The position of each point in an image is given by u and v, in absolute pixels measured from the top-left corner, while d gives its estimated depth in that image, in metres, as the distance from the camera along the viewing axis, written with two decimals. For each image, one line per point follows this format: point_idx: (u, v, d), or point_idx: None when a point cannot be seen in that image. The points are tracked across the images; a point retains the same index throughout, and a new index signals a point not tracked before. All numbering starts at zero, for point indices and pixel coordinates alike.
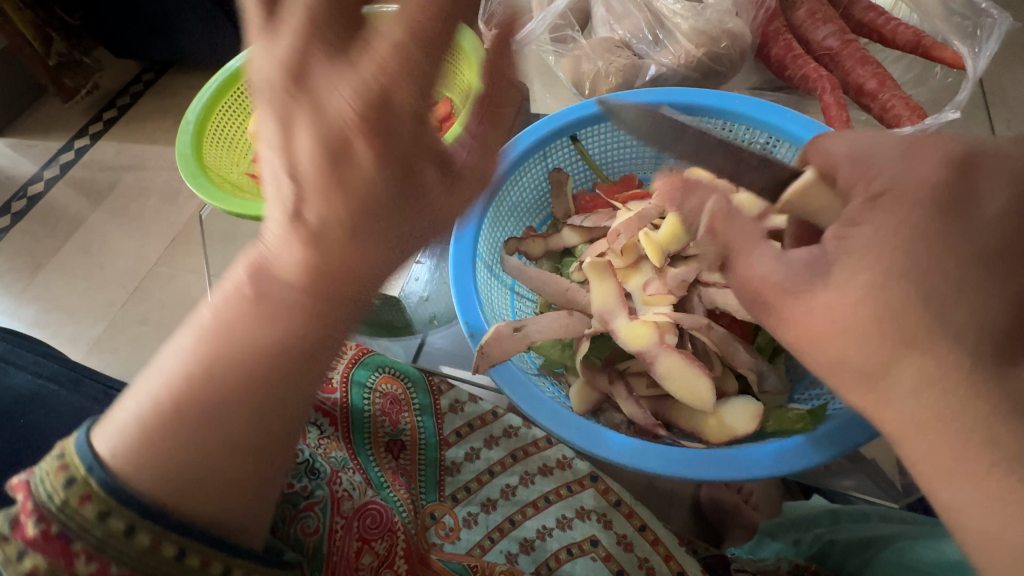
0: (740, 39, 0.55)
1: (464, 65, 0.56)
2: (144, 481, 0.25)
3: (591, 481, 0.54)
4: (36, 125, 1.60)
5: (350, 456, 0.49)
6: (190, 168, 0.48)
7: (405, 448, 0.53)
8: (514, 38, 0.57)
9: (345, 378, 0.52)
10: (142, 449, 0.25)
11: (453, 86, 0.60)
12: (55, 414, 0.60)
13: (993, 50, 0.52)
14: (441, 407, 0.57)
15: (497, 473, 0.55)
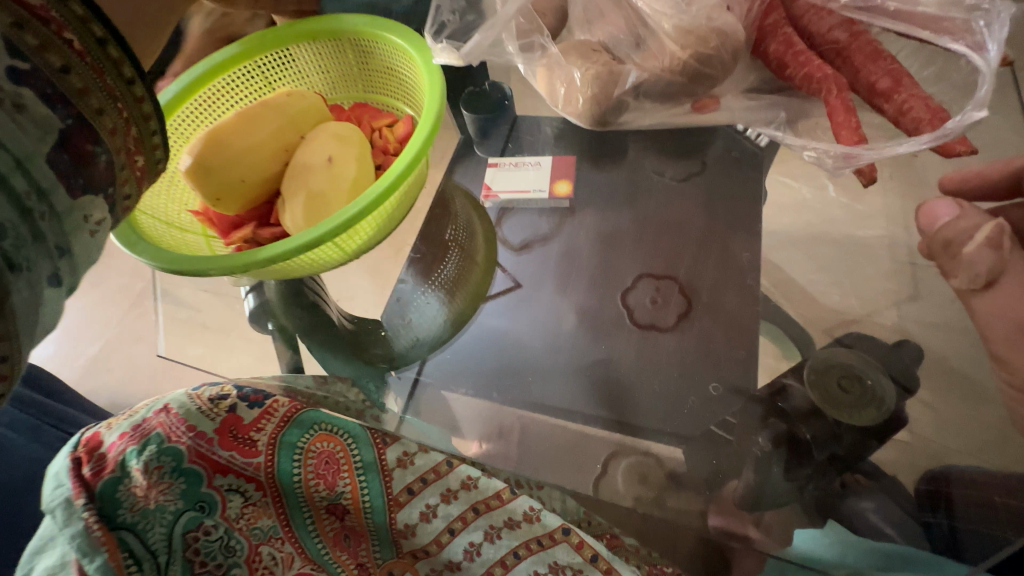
0: (733, 36, 0.48)
1: (421, 84, 0.53)
2: None
3: (563, 535, 0.54)
4: None
5: (281, 523, 0.52)
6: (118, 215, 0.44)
7: (349, 514, 0.54)
8: (462, 53, 0.51)
9: (273, 439, 0.51)
10: None
11: (413, 102, 0.55)
12: (11, 466, 0.58)
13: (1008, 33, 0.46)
14: (388, 462, 0.55)
15: (458, 530, 0.55)
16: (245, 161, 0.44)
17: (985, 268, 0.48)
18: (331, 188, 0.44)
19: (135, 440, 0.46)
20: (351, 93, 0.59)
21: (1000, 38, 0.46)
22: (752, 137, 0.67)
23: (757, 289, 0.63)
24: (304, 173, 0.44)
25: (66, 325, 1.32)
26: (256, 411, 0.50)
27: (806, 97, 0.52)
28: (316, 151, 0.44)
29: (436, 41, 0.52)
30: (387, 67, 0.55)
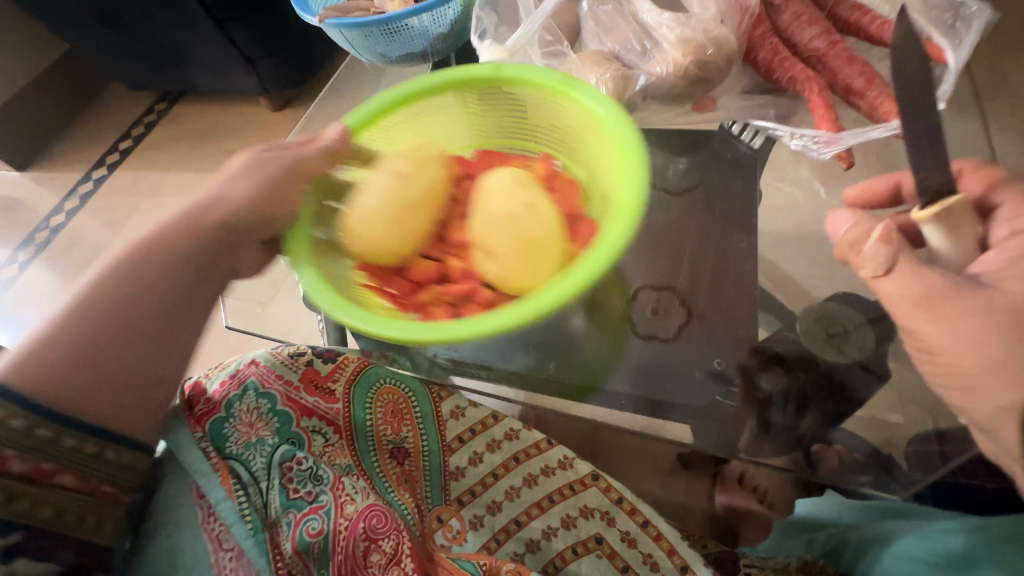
0: (727, 45, 0.56)
1: (563, 107, 0.57)
2: (47, 372, 0.39)
3: (593, 480, 0.59)
4: (58, 159, 1.75)
5: (355, 463, 0.56)
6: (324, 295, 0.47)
7: (410, 455, 0.60)
8: (505, 49, 0.59)
9: (347, 389, 0.58)
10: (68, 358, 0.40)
11: (565, 143, 0.62)
12: None
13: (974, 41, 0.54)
14: (443, 412, 0.62)
15: (501, 475, 0.60)
16: (492, 198, 0.52)
17: (883, 255, 0.44)
18: (535, 238, 0.49)
19: (235, 385, 0.54)
20: (504, 139, 0.66)
21: (970, 43, 0.54)
22: (748, 139, 0.74)
23: (754, 277, 0.67)
24: (518, 225, 0.50)
25: None
26: (330, 363, 0.58)
27: (793, 97, 0.59)
28: (513, 199, 0.51)
29: (478, 47, 0.61)
30: (548, 117, 0.61)
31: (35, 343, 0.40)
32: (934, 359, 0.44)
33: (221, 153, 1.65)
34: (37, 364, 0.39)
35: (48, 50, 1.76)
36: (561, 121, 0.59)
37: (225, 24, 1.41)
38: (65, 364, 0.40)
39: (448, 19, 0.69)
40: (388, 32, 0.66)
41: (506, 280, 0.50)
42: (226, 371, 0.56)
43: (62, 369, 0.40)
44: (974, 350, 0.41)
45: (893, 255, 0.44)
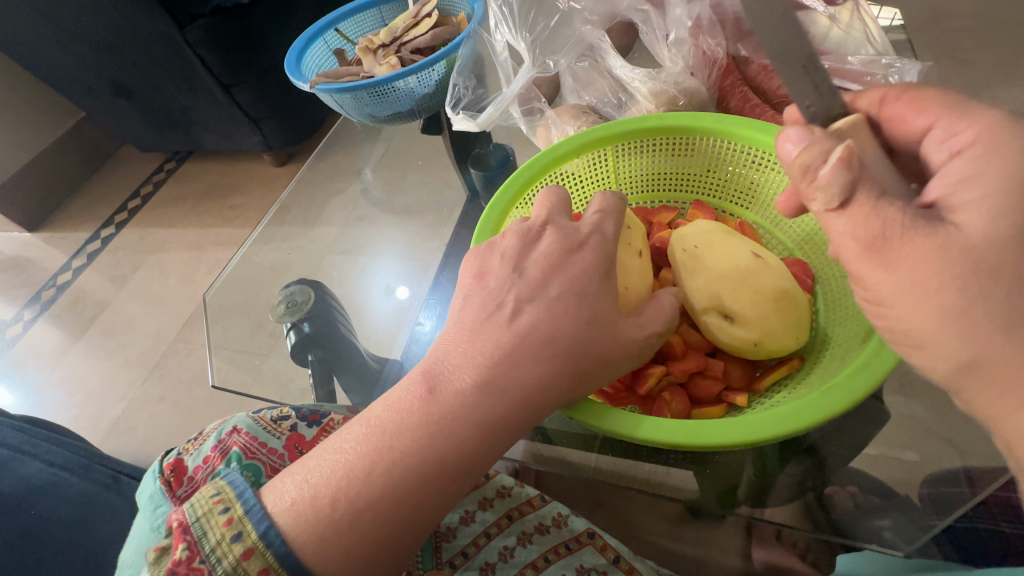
0: (697, 95, 0.60)
1: (735, 148, 0.57)
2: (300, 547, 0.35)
3: (589, 538, 0.59)
4: (67, 219, 1.81)
5: None
6: (608, 415, 0.43)
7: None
8: (477, 122, 0.61)
9: None
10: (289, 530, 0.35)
11: (723, 184, 0.61)
12: (65, 502, 0.63)
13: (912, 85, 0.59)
14: None
15: (494, 535, 0.59)
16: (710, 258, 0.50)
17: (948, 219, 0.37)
18: (787, 291, 0.48)
19: (218, 458, 0.52)
20: (662, 190, 0.63)
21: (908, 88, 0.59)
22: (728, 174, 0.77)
23: None
24: (741, 274, 0.48)
25: (91, 387, 1.38)
26: (313, 427, 0.57)
27: None
28: (720, 258, 0.50)
29: (455, 114, 0.64)
30: (713, 162, 0.59)
31: (312, 492, 0.36)
32: (886, 313, 0.36)
33: (225, 208, 1.70)
34: (309, 526, 0.35)
35: (65, 117, 1.86)
36: (730, 160, 0.58)
37: (231, 88, 1.49)
38: (377, 523, 0.36)
39: (433, 79, 0.72)
40: (376, 94, 0.69)
41: (762, 340, 0.48)
42: (206, 446, 0.54)
43: (400, 496, 0.36)
44: (929, 299, 0.33)
45: (851, 184, 0.34)
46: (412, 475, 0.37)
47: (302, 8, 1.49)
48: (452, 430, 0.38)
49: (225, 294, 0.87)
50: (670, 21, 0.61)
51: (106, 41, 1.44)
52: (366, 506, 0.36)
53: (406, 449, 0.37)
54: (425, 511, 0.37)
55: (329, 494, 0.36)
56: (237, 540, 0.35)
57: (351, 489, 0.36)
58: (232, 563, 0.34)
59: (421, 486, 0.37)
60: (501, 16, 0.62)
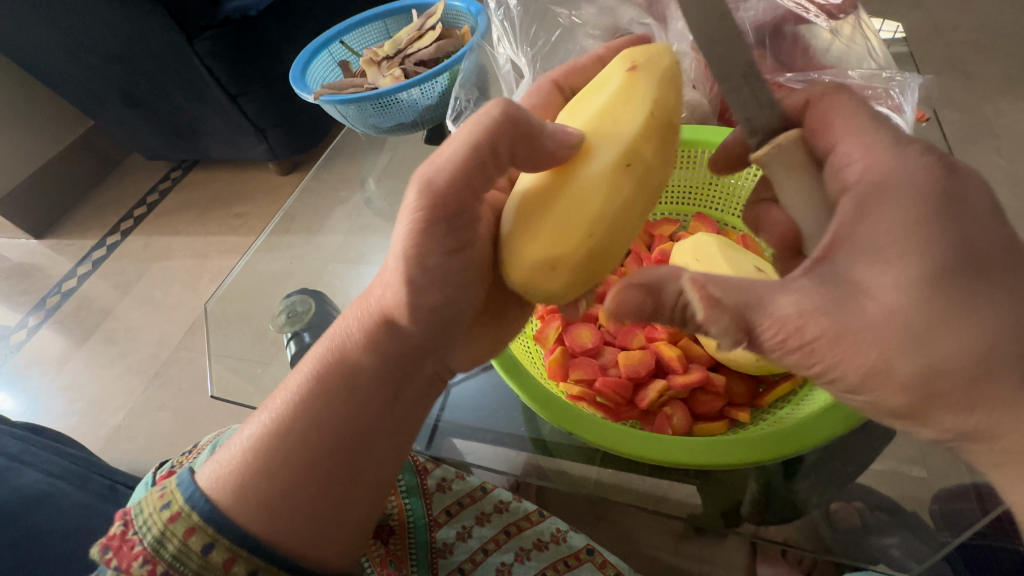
0: (699, 108, 0.61)
1: None
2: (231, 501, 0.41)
3: (588, 555, 0.58)
4: (72, 227, 1.82)
5: None
6: (552, 411, 0.48)
7: (395, 532, 0.55)
8: None
9: None
10: (228, 476, 0.42)
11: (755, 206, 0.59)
12: (61, 512, 0.63)
13: (913, 100, 0.59)
14: (429, 486, 0.61)
15: (491, 551, 0.58)
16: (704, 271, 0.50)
17: None
18: None
19: None
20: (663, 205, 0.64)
21: (910, 101, 0.59)
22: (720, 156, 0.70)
23: None
24: None
25: (91, 395, 1.37)
26: None
27: None
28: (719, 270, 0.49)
29: (455, 127, 0.65)
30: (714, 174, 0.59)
31: (253, 444, 0.43)
32: None
33: (229, 217, 1.71)
34: (237, 479, 0.42)
35: (74, 126, 1.88)
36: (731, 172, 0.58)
37: (237, 98, 1.50)
38: (311, 470, 0.42)
39: (436, 91, 0.73)
40: (379, 105, 0.70)
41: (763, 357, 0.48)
42: (200, 459, 0.55)
43: (287, 454, 0.42)
44: None
45: (824, 218, 0.38)
46: (283, 437, 0.43)
47: (309, 20, 1.51)
48: (357, 399, 0.44)
49: (227, 303, 0.87)
50: (671, 35, 0.60)
51: (116, 51, 1.46)
52: (290, 456, 0.42)
53: (335, 411, 0.44)
54: (306, 476, 0.42)
55: (254, 443, 0.43)
56: (178, 521, 0.40)
57: (255, 440, 0.43)
58: (159, 527, 0.39)
59: (285, 452, 0.42)
60: (502, 31, 0.65)
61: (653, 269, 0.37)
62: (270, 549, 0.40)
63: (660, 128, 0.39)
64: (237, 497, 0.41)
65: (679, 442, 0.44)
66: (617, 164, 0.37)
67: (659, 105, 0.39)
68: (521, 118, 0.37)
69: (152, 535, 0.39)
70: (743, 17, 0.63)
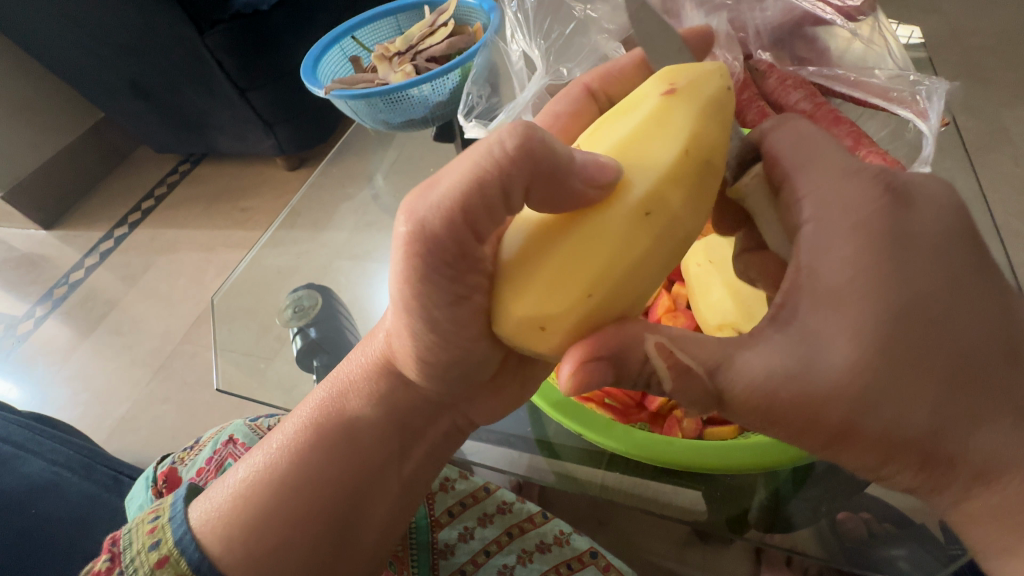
0: None
1: None
2: (222, 546, 0.42)
3: (592, 558, 0.57)
4: (80, 218, 1.83)
5: None
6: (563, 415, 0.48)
7: None
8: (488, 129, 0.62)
9: None
10: (222, 520, 0.43)
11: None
12: (64, 502, 0.63)
13: (941, 106, 0.58)
14: (432, 486, 0.61)
15: (493, 552, 0.58)
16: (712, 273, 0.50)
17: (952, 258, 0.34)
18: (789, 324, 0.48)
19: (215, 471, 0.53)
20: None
21: (938, 108, 0.57)
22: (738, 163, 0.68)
23: None
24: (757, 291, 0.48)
25: (95, 386, 1.38)
26: None
27: None
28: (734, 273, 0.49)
29: (467, 122, 0.65)
30: None
31: (249, 490, 0.45)
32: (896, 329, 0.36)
33: (236, 211, 1.71)
34: (230, 523, 0.43)
35: (85, 117, 1.89)
36: None
37: (247, 92, 1.50)
38: (303, 518, 0.44)
39: (447, 88, 0.72)
40: (390, 100, 0.70)
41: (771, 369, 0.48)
42: (202, 456, 0.55)
43: (282, 501, 0.44)
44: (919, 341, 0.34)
45: None
46: (279, 484, 0.44)
47: (320, 16, 1.52)
48: (355, 445, 0.46)
49: (234, 298, 0.87)
50: (687, 32, 0.63)
51: (128, 43, 1.47)
52: (286, 504, 0.44)
53: (331, 458, 0.46)
54: (299, 523, 0.44)
55: (249, 488, 0.45)
56: (165, 564, 0.41)
57: (250, 485, 0.45)
58: (146, 572, 0.40)
59: (280, 498, 0.44)
60: (516, 23, 0.65)
61: (620, 332, 0.33)
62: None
63: (695, 168, 0.34)
64: (234, 543, 0.43)
65: (673, 440, 0.44)
66: (638, 207, 0.33)
67: (693, 142, 0.35)
68: (544, 154, 0.32)
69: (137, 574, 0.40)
70: (759, 18, 0.63)
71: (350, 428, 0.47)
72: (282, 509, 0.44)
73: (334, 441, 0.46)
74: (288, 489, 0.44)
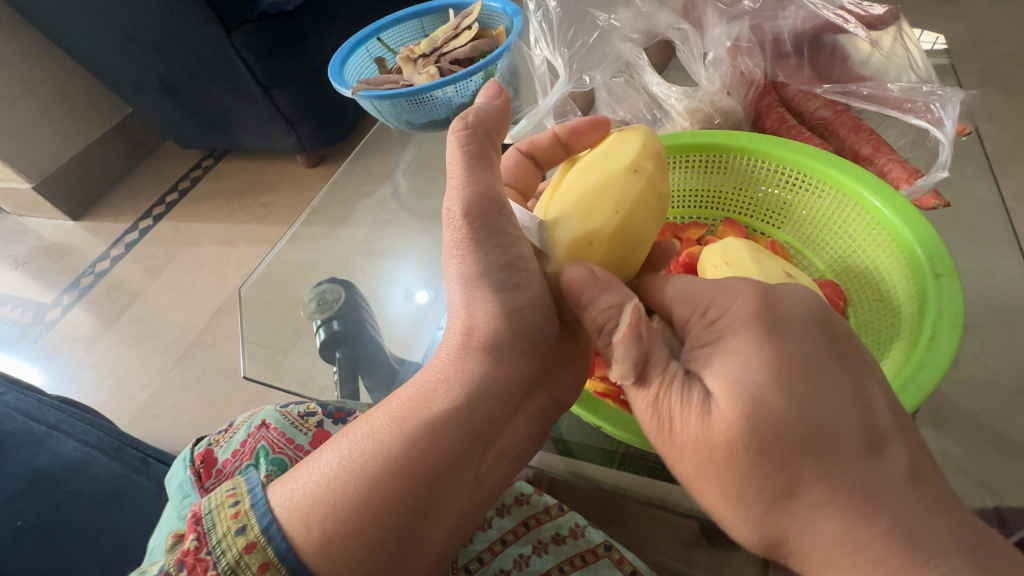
0: (732, 114, 0.63)
1: (777, 167, 0.58)
2: (304, 542, 0.35)
3: (606, 551, 0.58)
4: (108, 210, 1.88)
5: None
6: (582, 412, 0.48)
7: None
8: (511, 134, 0.65)
9: None
10: (304, 509, 0.36)
11: (818, 225, 0.59)
12: (96, 480, 0.66)
13: (956, 111, 0.57)
14: None
15: (509, 542, 0.59)
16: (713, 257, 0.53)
17: None
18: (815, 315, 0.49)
19: (247, 454, 0.54)
20: (692, 207, 0.65)
21: (953, 116, 0.57)
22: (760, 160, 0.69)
23: None
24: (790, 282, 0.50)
25: (120, 373, 1.42)
26: (339, 424, 0.58)
27: None
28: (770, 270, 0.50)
29: None
30: (745, 181, 0.61)
31: (339, 475, 0.37)
32: None
33: (257, 206, 1.75)
34: (315, 515, 0.36)
35: (114, 113, 1.95)
36: (765, 179, 0.59)
37: (271, 91, 1.54)
38: (397, 511, 0.37)
39: (470, 89, 0.74)
40: (415, 101, 0.71)
41: None
42: (237, 439, 0.56)
43: (373, 491, 0.37)
44: None
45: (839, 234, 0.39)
46: (373, 468, 0.37)
47: (343, 17, 1.54)
48: (466, 427, 0.40)
49: (260, 289, 0.89)
50: (710, 41, 0.64)
51: (158, 42, 1.51)
52: (376, 493, 0.37)
53: (434, 441, 0.39)
54: (387, 517, 0.36)
55: (337, 473, 0.38)
56: (253, 552, 0.34)
57: (340, 468, 0.38)
58: (233, 555, 0.34)
59: (376, 485, 0.37)
60: (540, 32, 0.66)
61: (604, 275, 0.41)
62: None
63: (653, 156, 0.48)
64: (310, 526, 0.35)
65: None
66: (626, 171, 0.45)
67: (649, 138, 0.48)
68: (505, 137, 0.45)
69: (224, 563, 0.34)
70: (782, 25, 0.65)
71: (458, 411, 0.40)
72: (371, 501, 0.36)
73: (434, 426, 0.39)
74: (382, 475, 0.37)
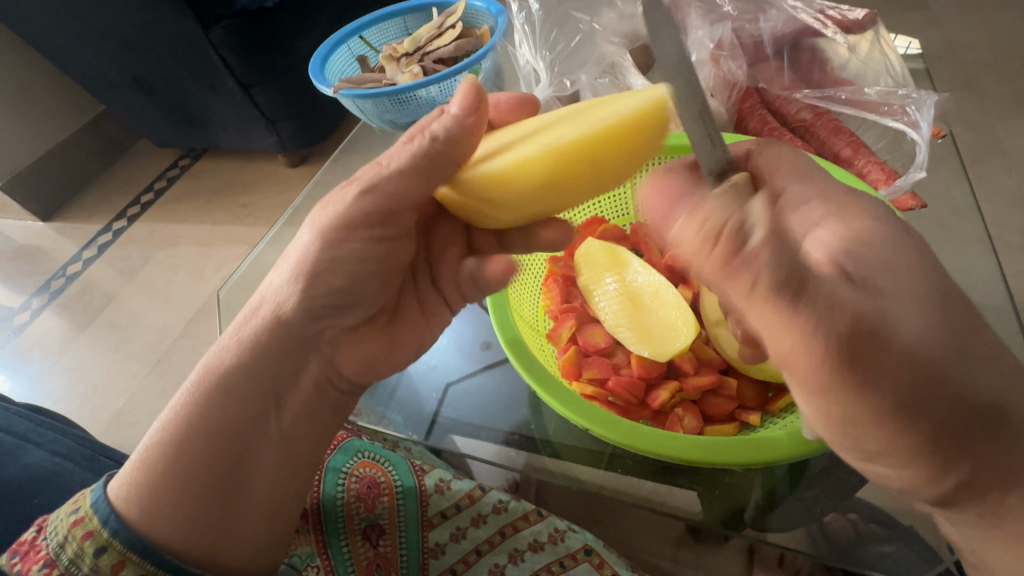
0: (716, 116, 0.63)
1: None
2: (143, 523, 0.41)
3: (586, 556, 0.59)
4: (79, 211, 1.82)
5: (321, 551, 0.55)
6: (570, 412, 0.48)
7: (385, 533, 0.57)
8: None
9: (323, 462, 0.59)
10: (171, 484, 0.42)
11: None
12: (67, 493, 0.63)
13: (932, 115, 0.59)
14: (427, 486, 0.62)
15: (484, 552, 0.59)
16: (589, 265, 0.62)
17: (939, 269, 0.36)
18: None
19: None
20: None
21: (929, 118, 0.59)
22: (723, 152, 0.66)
23: None
24: None
25: (93, 379, 1.38)
26: None
27: None
28: None
29: None
30: None
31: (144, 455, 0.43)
32: None
33: (236, 207, 1.71)
34: (166, 489, 0.42)
35: (85, 111, 1.89)
36: None
37: (250, 89, 1.51)
38: (192, 473, 0.43)
39: (454, 89, 0.73)
40: (398, 101, 0.70)
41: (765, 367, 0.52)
42: None
43: (171, 462, 0.43)
44: None
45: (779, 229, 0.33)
46: (157, 445, 0.43)
47: (324, 15, 1.53)
48: (222, 396, 0.45)
49: (239, 292, 0.88)
50: (693, 44, 0.65)
51: (131, 38, 1.47)
52: (173, 461, 0.43)
53: (190, 414, 0.44)
54: (193, 479, 0.43)
55: (146, 452, 0.43)
56: (82, 536, 0.40)
57: (145, 448, 0.44)
58: (74, 545, 0.40)
59: (166, 458, 0.43)
60: (524, 33, 0.68)
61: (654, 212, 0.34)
62: (169, 560, 0.40)
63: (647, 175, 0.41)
64: (127, 501, 0.42)
65: (675, 440, 0.46)
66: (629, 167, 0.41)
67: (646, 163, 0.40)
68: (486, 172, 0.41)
69: (67, 553, 0.39)
70: (763, 28, 0.66)
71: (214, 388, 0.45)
72: (166, 471, 0.42)
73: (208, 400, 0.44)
74: (164, 447, 0.43)
